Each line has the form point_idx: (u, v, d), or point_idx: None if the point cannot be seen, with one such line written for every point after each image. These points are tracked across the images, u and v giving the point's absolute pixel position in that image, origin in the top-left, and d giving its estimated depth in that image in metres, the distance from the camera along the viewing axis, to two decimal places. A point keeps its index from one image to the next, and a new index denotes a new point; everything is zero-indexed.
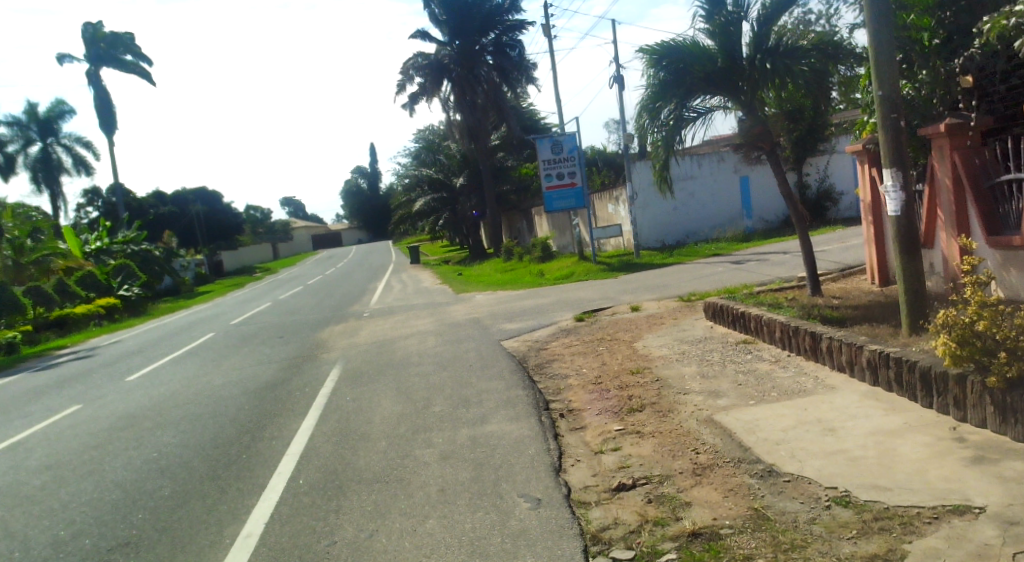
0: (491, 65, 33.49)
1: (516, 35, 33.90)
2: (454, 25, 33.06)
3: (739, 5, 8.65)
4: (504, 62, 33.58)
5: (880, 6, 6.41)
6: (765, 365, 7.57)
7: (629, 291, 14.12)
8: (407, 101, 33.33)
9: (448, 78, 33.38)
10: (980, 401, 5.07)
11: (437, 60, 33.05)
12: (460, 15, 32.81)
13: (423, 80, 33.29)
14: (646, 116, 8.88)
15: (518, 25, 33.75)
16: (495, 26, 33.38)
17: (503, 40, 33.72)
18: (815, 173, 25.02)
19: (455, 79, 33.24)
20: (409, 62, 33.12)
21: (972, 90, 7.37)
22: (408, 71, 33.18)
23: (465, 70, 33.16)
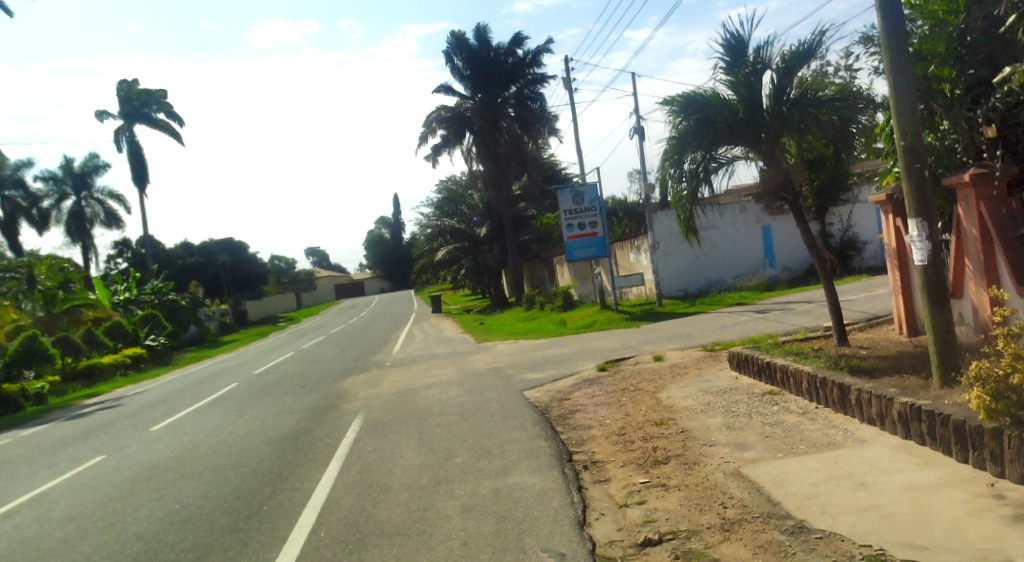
0: (512, 117, 34.03)
1: (538, 88, 34.53)
2: (476, 78, 33.82)
3: (761, 55, 8.60)
4: (525, 114, 34.10)
5: (901, 59, 6.50)
6: (792, 417, 7.40)
7: (654, 340, 14.00)
8: (430, 153, 33.90)
9: (471, 130, 33.94)
10: (1017, 456, 4.98)
11: (460, 113, 33.61)
12: (483, 70, 33.65)
13: (446, 131, 33.85)
14: (669, 166, 8.85)
15: (539, 78, 34.44)
16: (517, 80, 34.14)
17: (525, 92, 34.36)
18: (838, 223, 24.96)
19: (477, 131, 33.83)
20: (432, 115, 33.75)
21: (997, 140, 7.28)
22: (431, 124, 33.79)
23: (487, 122, 33.70)
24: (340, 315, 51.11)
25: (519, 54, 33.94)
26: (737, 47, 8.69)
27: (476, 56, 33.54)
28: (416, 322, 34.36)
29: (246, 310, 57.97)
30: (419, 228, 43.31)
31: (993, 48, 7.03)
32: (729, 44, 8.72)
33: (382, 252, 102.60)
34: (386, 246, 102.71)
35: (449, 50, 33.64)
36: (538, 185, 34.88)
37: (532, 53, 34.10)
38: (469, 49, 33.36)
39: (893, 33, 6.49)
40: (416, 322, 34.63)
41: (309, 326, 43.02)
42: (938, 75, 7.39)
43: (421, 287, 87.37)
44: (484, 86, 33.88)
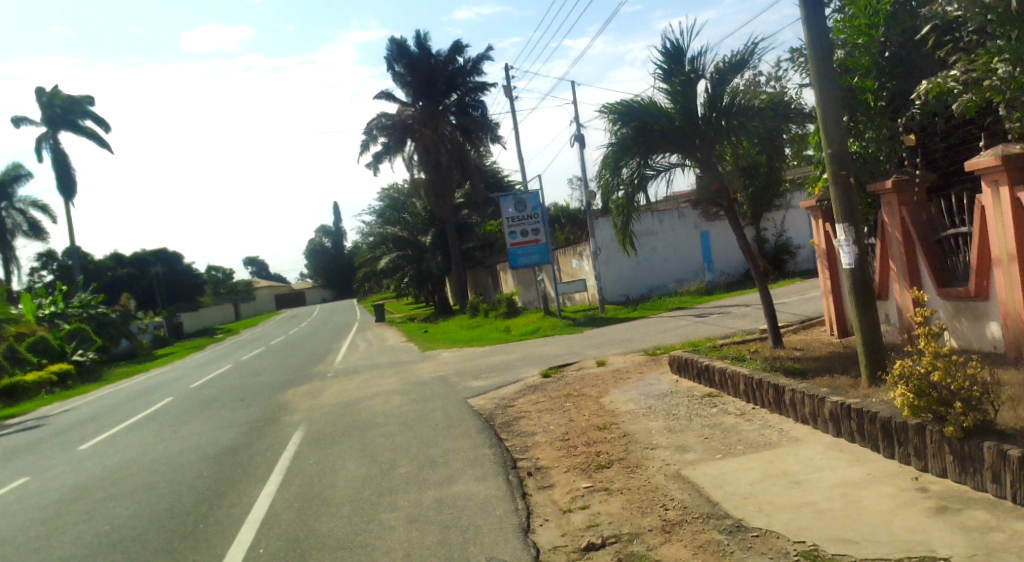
0: (454, 125, 33.96)
1: (479, 95, 34.41)
2: (417, 86, 33.51)
3: (696, 64, 8.76)
4: (467, 122, 34.03)
5: (825, 69, 6.78)
6: (730, 418, 7.57)
7: (597, 345, 14.13)
8: (372, 161, 33.63)
9: (412, 138, 33.74)
10: (939, 451, 5.34)
11: (400, 121, 33.56)
12: (424, 77, 33.25)
13: (387, 139, 33.68)
14: (608, 173, 8.93)
15: (480, 86, 34.34)
16: (458, 87, 33.84)
17: (466, 100, 34.16)
18: (773, 228, 25.69)
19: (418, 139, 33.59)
20: (372, 122, 33.59)
21: (916, 148, 7.76)
22: (371, 131, 33.66)
23: (429, 130, 33.54)
24: (279, 326, 50.09)
25: (460, 61, 33.68)
26: (675, 56, 8.78)
27: (418, 64, 33.00)
28: (357, 332, 33.90)
29: (180, 322, 56.36)
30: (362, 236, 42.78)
31: (910, 61, 7.47)
32: (667, 53, 8.81)
33: (322, 262, 101.24)
34: (328, 255, 101.41)
35: (389, 57, 33.29)
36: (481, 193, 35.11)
37: (473, 61, 33.89)
38: (409, 56, 32.95)
39: (818, 45, 6.75)
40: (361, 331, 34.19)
41: (249, 337, 42.08)
42: (861, 86, 7.70)
43: (364, 297, 86.46)
44: (425, 93, 33.61)
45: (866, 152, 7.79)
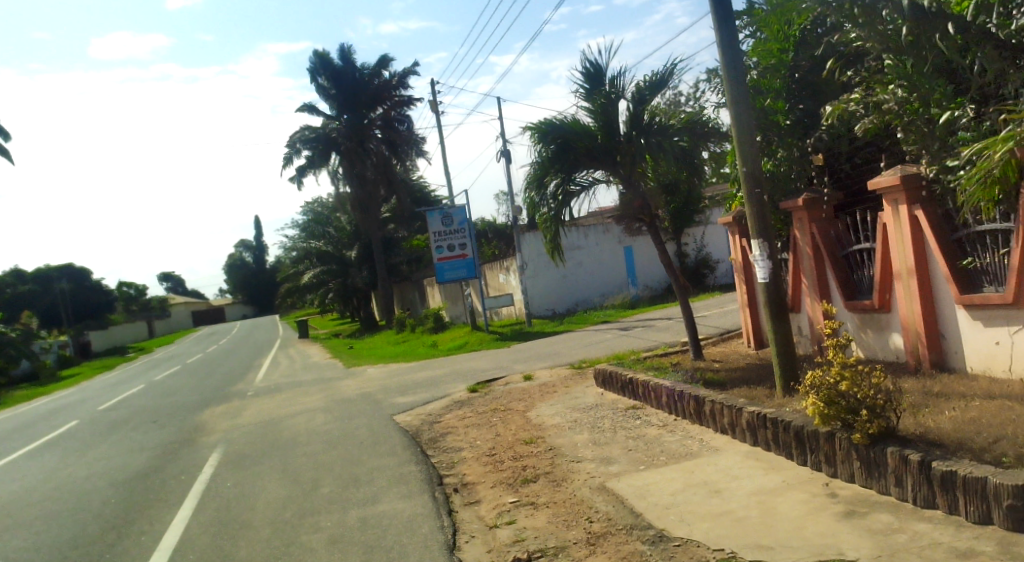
0: (380, 139, 33.94)
1: (405, 110, 34.44)
2: (342, 99, 33.29)
3: (616, 84, 8.91)
4: (393, 136, 34.01)
5: (739, 91, 7.04)
6: (653, 430, 7.72)
7: (523, 359, 14.21)
8: (295, 174, 33.06)
9: (337, 151, 33.46)
10: (847, 457, 5.58)
11: (325, 133, 33.16)
12: (349, 90, 33.08)
13: (311, 151, 33.31)
14: (533, 190, 9.05)
15: (406, 100, 34.36)
16: (384, 101, 33.78)
17: (392, 114, 34.12)
18: (693, 243, 26.55)
19: (343, 152, 33.31)
20: (296, 135, 33.09)
21: (824, 167, 8.05)
22: (295, 144, 33.15)
23: (354, 143, 33.34)
24: (197, 344, 48.29)
25: (385, 75, 33.66)
26: (596, 75, 8.92)
27: (342, 77, 32.87)
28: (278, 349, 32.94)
29: (89, 341, 53.69)
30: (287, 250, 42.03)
31: (818, 84, 7.84)
32: (587, 72, 8.94)
33: (244, 277, 98.68)
34: (250, 270, 98.93)
35: (312, 69, 32.92)
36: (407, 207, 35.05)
37: (399, 75, 33.91)
38: (334, 69, 32.69)
39: (733, 69, 7.03)
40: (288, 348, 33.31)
41: (166, 355, 40.39)
42: (772, 107, 8.02)
43: (288, 313, 84.68)
44: (350, 107, 33.41)
45: (780, 170, 8.18)
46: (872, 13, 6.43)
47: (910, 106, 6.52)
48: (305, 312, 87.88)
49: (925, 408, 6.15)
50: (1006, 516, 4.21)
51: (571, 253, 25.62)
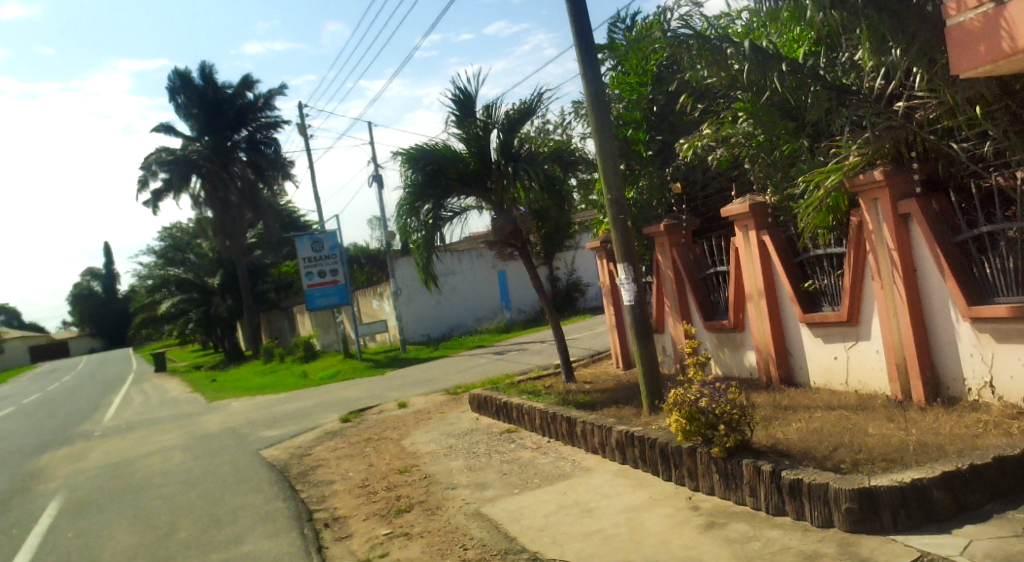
0: (244, 162, 33.32)
1: (271, 132, 33.74)
2: (203, 119, 32.33)
3: (488, 113, 9.05)
4: (258, 159, 33.34)
5: (603, 121, 7.32)
6: (527, 452, 7.80)
7: (397, 387, 14.01)
8: (151, 198, 31.51)
9: (198, 173, 32.37)
10: (708, 471, 5.85)
11: (184, 155, 32.01)
12: (211, 111, 32.23)
13: (169, 175, 32.04)
14: (405, 215, 9.02)
15: (273, 123, 33.64)
16: (248, 124, 33.05)
17: (257, 137, 33.36)
18: (564, 267, 27.43)
19: (205, 175, 32.51)
20: (152, 157, 31.85)
21: (681, 196, 8.64)
22: (151, 166, 31.87)
23: (216, 167, 32.66)
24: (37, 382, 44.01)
25: (250, 96, 32.86)
26: (466, 103, 9.02)
27: (203, 96, 31.95)
28: (139, 384, 30.61)
29: None
30: (139, 279, 39.60)
31: (672, 117, 8.42)
32: (458, 100, 9.02)
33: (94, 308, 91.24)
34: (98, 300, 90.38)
35: (171, 88, 31.89)
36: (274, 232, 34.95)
37: (265, 97, 33.18)
38: (194, 89, 31.75)
39: (597, 100, 7.32)
40: (152, 382, 31.04)
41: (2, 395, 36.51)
42: (634, 137, 8.60)
43: (144, 346, 79.07)
44: (211, 128, 32.48)
45: (642, 199, 8.72)
46: (718, 54, 6.81)
47: (755, 139, 7.17)
48: (165, 342, 82.52)
49: (776, 420, 6.61)
50: (845, 518, 4.55)
51: (447, 277, 25.83)
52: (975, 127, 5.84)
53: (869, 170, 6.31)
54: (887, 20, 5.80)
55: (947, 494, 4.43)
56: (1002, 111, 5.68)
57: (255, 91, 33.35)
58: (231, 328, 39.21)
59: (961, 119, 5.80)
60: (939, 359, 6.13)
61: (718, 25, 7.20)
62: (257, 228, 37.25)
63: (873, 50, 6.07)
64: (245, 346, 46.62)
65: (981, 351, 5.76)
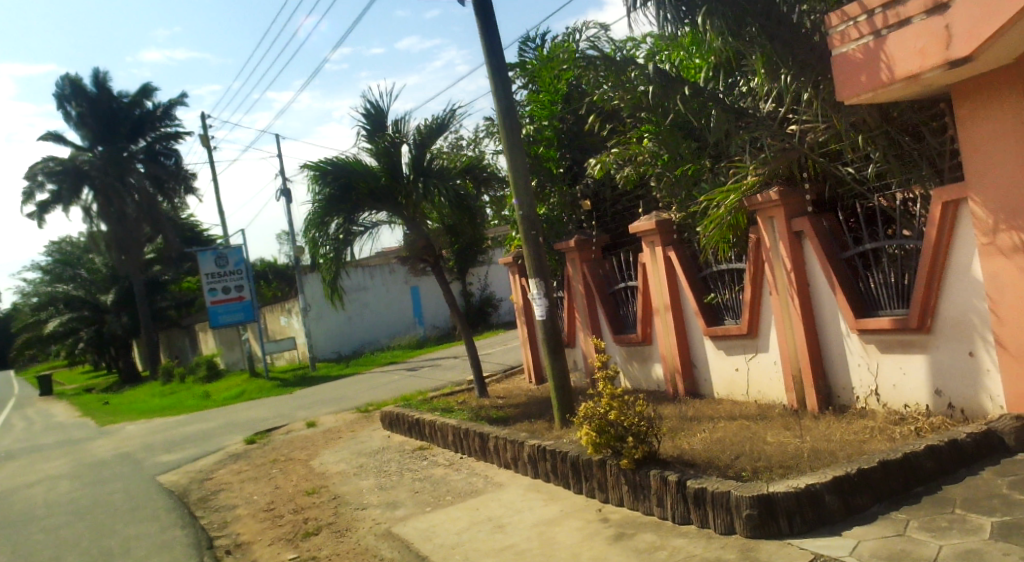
0: (142, 173, 32.06)
1: (172, 143, 32.98)
2: (97, 129, 31.43)
3: (398, 128, 9.01)
4: (157, 171, 32.43)
5: (515, 138, 7.42)
6: (440, 469, 7.73)
7: (305, 406, 13.68)
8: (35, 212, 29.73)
9: (90, 185, 31.45)
10: (617, 482, 5.95)
11: (74, 166, 31.06)
12: (105, 121, 31.43)
13: (58, 185, 31.00)
14: (313, 229, 8.85)
15: (173, 134, 32.95)
16: (147, 133, 32.33)
17: (156, 148, 32.64)
18: (478, 282, 27.72)
19: (97, 186, 31.33)
20: (39, 166, 30.79)
21: (591, 213, 8.88)
22: (38, 177, 30.83)
23: (110, 178, 31.33)
24: None
25: (148, 106, 32.10)
26: (377, 117, 8.95)
27: (97, 105, 31.16)
28: (28, 408, 28.58)
29: None
30: (24, 297, 37.46)
31: (580, 136, 8.60)
32: (369, 114, 8.94)
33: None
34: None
35: (61, 96, 30.96)
36: (176, 246, 33.09)
37: (165, 107, 32.49)
38: (87, 98, 30.97)
39: (508, 116, 7.40)
40: (43, 406, 29.06)
41: None
42: (545, 155, 8.72)
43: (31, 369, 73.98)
44: (106, 138, 31.68)
45: (553, 214, 8.98)
46: (624, 75, 7.06)
47: (660, 158, 7.54)
48: (56, 364, 77.55)
49: (681, 431, 6.81)
50: (745, 524, 4.70)
51: (353, 294, 25.66)
52: (858, 150, 6.18)
53: (765, 189, 6.67)
54: (779, 49, 6.15)
55: (838, 498, 4.65)
56: (884, 136, 5.93)
57: (155, 101, 32.65)
58: (127, 347, 37.37)
59: (848, 142, 6.14)
60: (830, 369, 6.49)
61: (624, 49, 7.43)
62: (155, 243, 35.26)
63: (766, 75, 6.37)
64: (142, 367, 44.15)
65: (867, 361, 6.14)
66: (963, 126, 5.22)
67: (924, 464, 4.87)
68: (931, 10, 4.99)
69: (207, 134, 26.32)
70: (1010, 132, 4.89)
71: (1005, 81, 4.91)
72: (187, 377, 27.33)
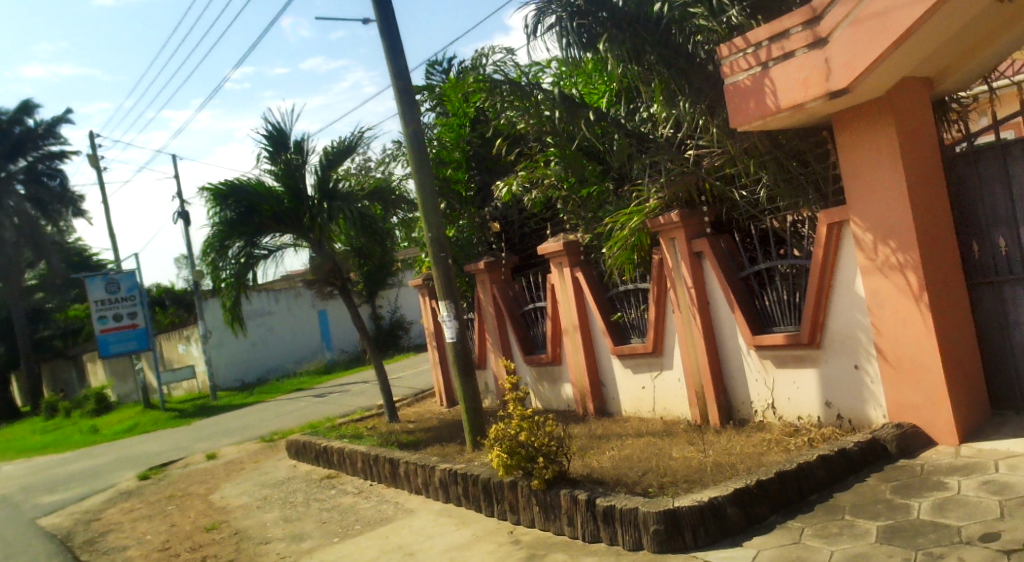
0: (22, 196, 31.30)
1: (56, 164, 32.32)
2: None
3: (301, 150, 8.88)
4: (40, 193, 31.67)
5: (422, 160, 7.40)
6: (348, 498, 7.54)
7: (205, 437, 13.12)
8: None
9: None
10: (528, 504, 5.95)
11: None
12: None
13: None
14: (212, 253, 8.55)
15: (57, 154, 32.25)
16: (28, 153, 31.55)
17: (39, 168, 31.81)
18: (387, 305, 27.55)
19: None
20: None
21: (500, 235, 9.00)
22: None
23: None
24: None
25: (28, 125, 31.44)
26: (279, 138, 8.79)
27: None
28: None
29: None
30: None
31: (487, 159, 8.72)
32: (270, 135, 8.76)
33: None
34: None
35: None
36: (59, 272, 32.43)
37: (47, 126, 31.75)
38: None
39: (415, 138, 7.37)
40: None
41: None
42: (453, 177, 8.77)
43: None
44: None
45: (463, 237, 9.08)
46: (530, 99, 7.15)
47: (566, 182, 7.61)
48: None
49: (591, 450, 6.89)
50: (653, 539, 4.76)
51: (256, 320, 25.17)
52: (750, 174, 6.43)
53: (666, 212, 6.90)
54: (675, 77, 6.41)
55: (739, 509, 4.78)
56: (773, 161, 6.19)
57: (37, 120, 31.99)
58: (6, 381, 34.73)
59: (741, 167, 6.38)
60: (729, 385, 6.73)
61: (529, 73, 7.57)
62: (38, 268, 33.26)
63: (664, 102, 6.61)
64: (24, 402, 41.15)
65: (763, 376, 6.41)
66: (843, 152, 5.51)
67: (816, 473, 5.05)
68: (812, 44, 5.26)
69: (95, 153, 25.40)
70: (884, 158, 5.19)
71: (878, 110, 5.22)
72: (76, 411, 25.62)
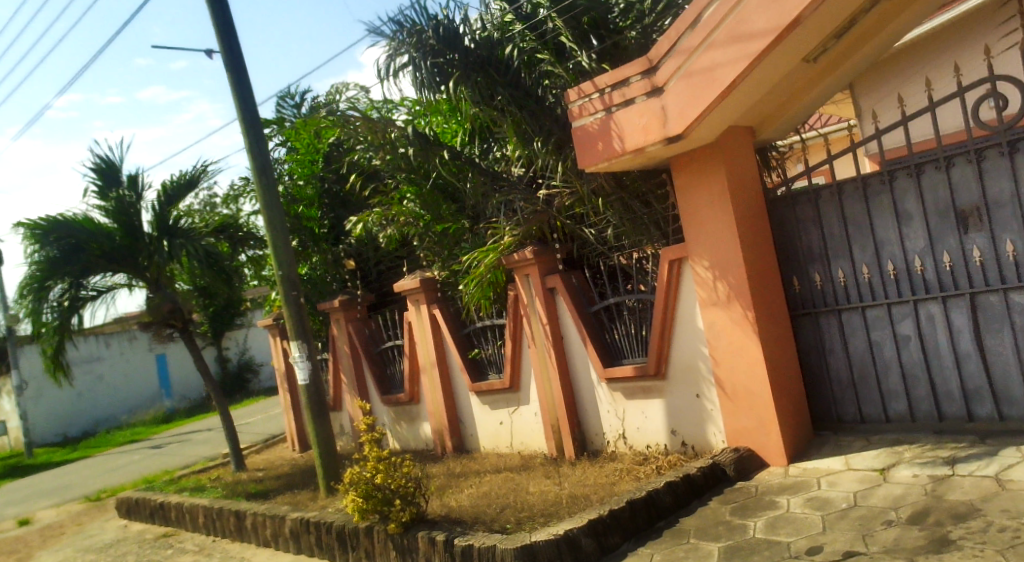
0: None
1: None
2: None
3: (135, 187, 8.44)
4: None
5: (272, 195, 7.16)
6: (187, 557, 6.98)
7: (15, 502, 11.80)
8: None
9: None
10: (384, 549, 5.77)
11: None
12: None
13: None
14: (29, 296, 7.81)
15: None
16: None
17: None
18: (234, 347, 26.21)
19: None
20: None
21: (354, 272, 8.92)
22: None
23: None
24: None
25: None
26: (109, 172, 8.30)
27: None
28: None
29: None
30: None
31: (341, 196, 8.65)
32: (99, 168, 8.23)
33: None
34: None
35: None
36: None
37: None
38: None
39: (264, 172, 7.12)
40: None
41: None
42: (305, 214, 8.64)
43: None
44: None
45: (315, 274, 8.95)
46: (385, 136, 7.12)
47: (422, 219, 7.70)
48: None
49: (449, 488, 6.80)
50: None
51: (83, 367, 23.33)
52: (597, 214, 6.70)
53: (520, 249, 7.03)
54: (528, 117, 6.61)
55: (593, 540, 4.87)
56: (619, 201, 6.49)
57: None
58: None
59: (588, 207, 6.65)
60: (583, 417, 6.91)
61: (381, 109, 7.55)
62: None
63: (518, 141, 6.80)
64: None
65: (614, 408, 6.63)
66: (680, 193, 5.85)
67: (664, 499, 5.25)
68: (650, 93, 5.55)
69: None
70: (717, 200, 5.57)
71: (711, 155, 5.61)
72: None
